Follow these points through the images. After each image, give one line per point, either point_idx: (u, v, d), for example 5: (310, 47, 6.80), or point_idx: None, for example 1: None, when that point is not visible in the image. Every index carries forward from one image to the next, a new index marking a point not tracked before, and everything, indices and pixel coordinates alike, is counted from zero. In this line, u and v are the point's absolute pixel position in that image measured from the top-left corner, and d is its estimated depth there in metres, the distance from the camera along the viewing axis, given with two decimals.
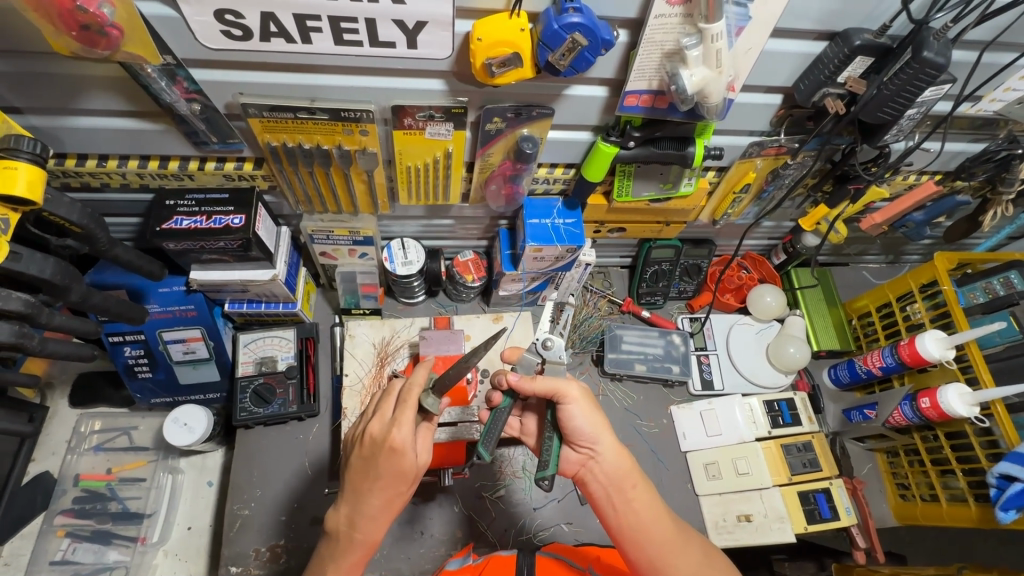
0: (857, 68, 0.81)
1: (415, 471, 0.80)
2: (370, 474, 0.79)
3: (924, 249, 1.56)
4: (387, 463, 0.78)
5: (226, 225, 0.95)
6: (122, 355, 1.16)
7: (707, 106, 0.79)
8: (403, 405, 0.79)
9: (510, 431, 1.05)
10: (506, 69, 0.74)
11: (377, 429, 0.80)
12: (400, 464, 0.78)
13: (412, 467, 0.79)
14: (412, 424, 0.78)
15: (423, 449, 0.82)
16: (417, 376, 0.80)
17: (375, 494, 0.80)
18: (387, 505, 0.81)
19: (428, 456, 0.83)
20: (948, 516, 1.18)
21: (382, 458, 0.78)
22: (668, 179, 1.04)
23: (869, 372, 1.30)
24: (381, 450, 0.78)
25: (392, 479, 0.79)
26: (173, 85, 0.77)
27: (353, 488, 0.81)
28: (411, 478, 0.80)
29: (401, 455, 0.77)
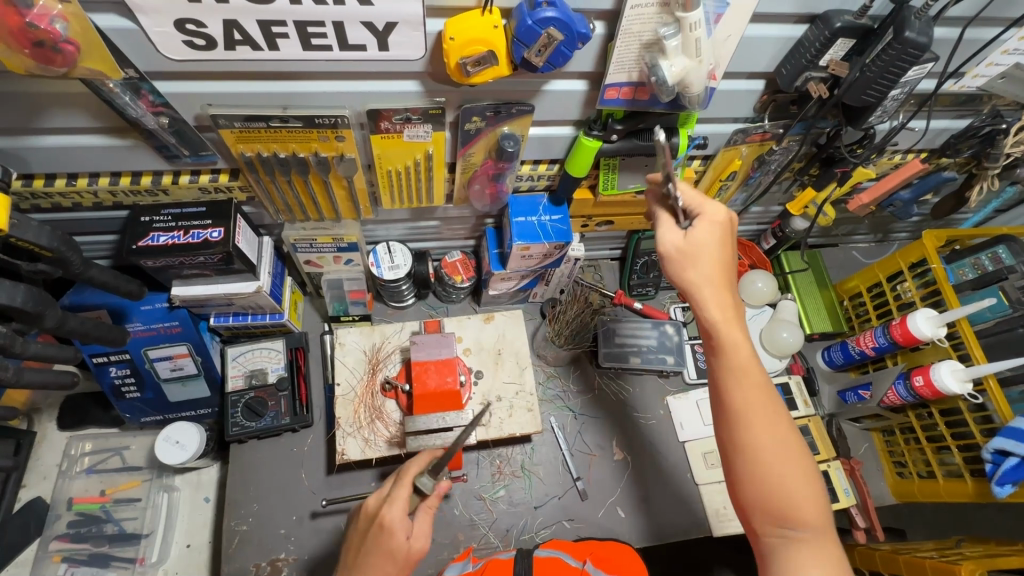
0: (840, 51, 0.79)
1: (406, 555, 0.77)
2: (360, 552, 0.79)
3: (912, 226, 1.56)
4: (375, 543, 0.77)
5: (205, 239, 0.93)
6: (108, 375, 1.14)
7: (689, 96, 0.78)
8: (398, 483, 0.81)
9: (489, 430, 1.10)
10: (481, 68, 0.72)
11: (372, 505, 0.82)
12: (388, 544, 0.76)
13: (404, 548, 0.77)
14: (403, 502, 0.78)
15: (420, 534, 0.79)
16: (417, 456, 0.84)
17: (361, 574, 0.77)
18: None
19: (422, 542, 0.79)
20: (945, 492, 1.19)
21: (372, 536, 0.78)
22: (654, 170, 1.03)
23: (863, 353, 1.30)
24: (372, 527, 0.79)
25: (378, 559, 0.76)
26: (138, 99, 0.75)
27: (346, 563, 0.81)
28: (399, 562, 0.76)
29: (388, 535, 0.76)
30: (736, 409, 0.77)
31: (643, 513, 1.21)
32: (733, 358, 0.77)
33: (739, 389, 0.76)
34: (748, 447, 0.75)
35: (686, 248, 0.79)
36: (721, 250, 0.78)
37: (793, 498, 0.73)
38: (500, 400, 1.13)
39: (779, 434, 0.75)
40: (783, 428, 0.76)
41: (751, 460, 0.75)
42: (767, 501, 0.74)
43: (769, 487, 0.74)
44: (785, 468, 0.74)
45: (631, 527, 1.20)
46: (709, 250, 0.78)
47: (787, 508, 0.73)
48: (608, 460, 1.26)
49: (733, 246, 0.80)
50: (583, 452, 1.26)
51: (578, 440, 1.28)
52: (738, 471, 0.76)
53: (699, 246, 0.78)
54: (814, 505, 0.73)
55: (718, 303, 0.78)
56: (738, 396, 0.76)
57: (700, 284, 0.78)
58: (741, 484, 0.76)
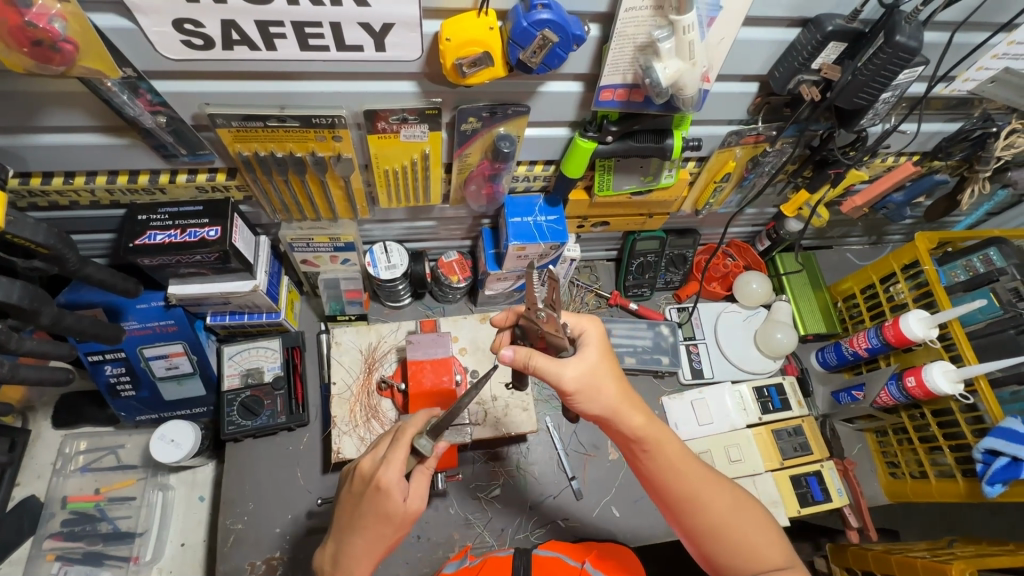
0: (831, 54, 0.80)
1: (402, 515, 0.79)
2: (357, 512, 0.80)
3: (906, 229, 1.58)
4: (373, 503, 0.78)
5: (202, 237, 0.93)
6: (104, 373, 1.14)
7: (683, 98, 0.79)
8: (397, 445, 0.80)
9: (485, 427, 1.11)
10: (477, 69, 0.72)
11: (367, 467, 0.82)
12: (385, 506, 0.77)
13: (401, 510, 0.78)
14: (400, 464, 0.78)
15: (416, 494, 0.81)
16: (416, 416, 0.83)
17: (356, 534, 0.80)
18: (371, 548, 0.80)
19: (418, 503, 0.80)
20: (937, 492, 1.20)
21: (369, 497, 0.78)
22: (649, 171, 1.03)
23: (856, 354, 1.31)
24: (368, 488, 0.79)
25: (375, 520, 0.78)
26: (136, 98, 0.75)
27: (341, 525, 0.83)
28: (395, 522, 0.79)
29: (386, 496, 0.77)
30: (685, 498, 0.82)
31: (637, 512, 1.22)
32: (660, 450, 0.82)
33: (681, 477, 0.82)
34: (707, 528, 0.81)
35: (583, 381, 0.79)
36: (611, 364, 0.82)
37: (761, 553, 0.80)
38: (496, 400, 1.14)
39: (726, 496, 0.83)
40: (725, 488, 0.84)
41: (714, 537, 0.81)
42: (744, 568, 0.80)
43: (741, 550, 0.80)
44: (744, 526, 0.81)
45: (625, 526, 1.20)
46: (602, 369, 0.81)
47: (758, 562, 0.80)
48: (603, 460, 1.27)
49: (614, 358, 0.83)
50: (578, 452, 1.27)
51: (573, 440, 1.28)
52: (709, 552, 0.82)
53: (594, 373, 0.80)
54: (777, 548, 0.81)
55: (632, 408, 0.82)
56: (683, 488, 0.81)
57: (614, 395, 0.81)
58: (715, 557, 0.82)
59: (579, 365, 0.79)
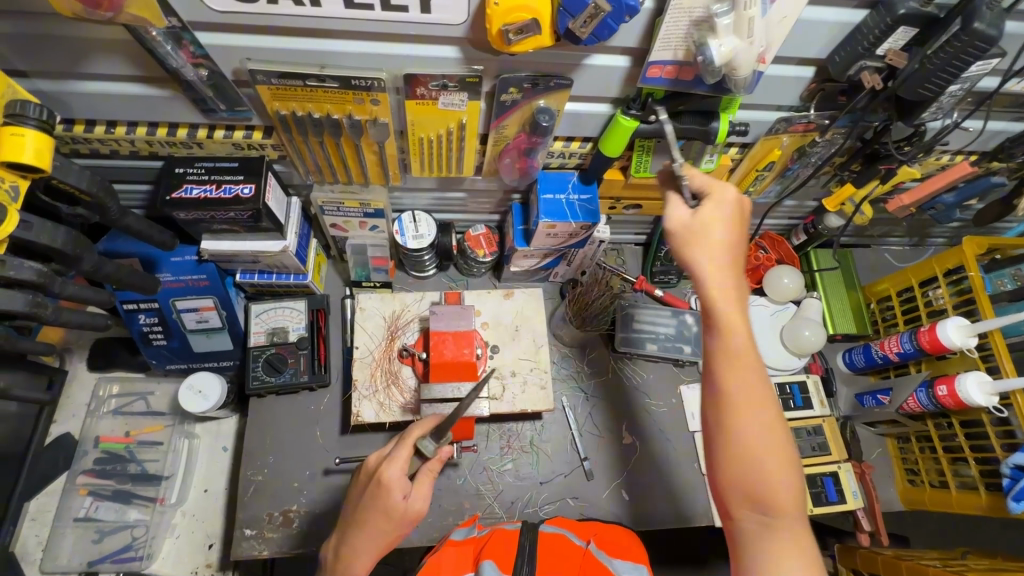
0: (899, 40, 0.75)
1: (407, 512, 0.81)
2: (359, 509, 0.83)
3: (950, 232, 1.52)
4: (374, 499, 0.81)
5: (237, 194, 0.94)
6: (137, 322, 1.18)
7: (735, 79, 0.75)
8: (401, 444, 0.84)
9: (503, 401, 1.12)
10: (524, 36, 0.70)
11: (373, 463, 0.87)
12: (386, 501, 0.80)
13: (401, 506, 0.81)
14: (403, 463, 0.82)
15: (419, 495, 0.83)
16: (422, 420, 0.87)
17: (358, 534, 0.81)
18: (371, 543, 0.81)
19: (420, 502, 0.82)
20: (956, 503, 1.18)
21: (371, 493, 0.82)
22: (689, 156, 1.00)
23: (885, 357, 1.28)
24: (372, 484, 0.83)
25: (375, 516, 0.81)
26: (179, 49, 0.75)
27: (346, 522, 0.85)
28: (399, 518, 0.81)
29: (387, 492, 0.80)
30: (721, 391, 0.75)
31: (645, 497, 1.22)
32: (726, 325, 0.75)
33: (728, 371, 0.74)
34: (725, 433, 0.74)
35: (685, 227, 0.79)
36: (717, 226, 0.78)
37: (767, 488, 0.71)
38: (514, 374, 1.14)
39: (762, 415, 0.73)
40: (765, 402, 0.73)
41: (728, 445, 0.74)
42: (740, 484, 0.72)
43: (747, 462, 0.72)
44: (764, 449, 0.72)
45: (634, 510, 1.21)
46: (716, 220, 0.78)
47: (761, 490, 0.71)
48: (617, 443, 1.27)
49: (735, 219, 0.79)
50: (591, 434, 1.27)
51: (587, 422, 1.29)
52: (718, 457, 0.75)
53: (700, 220, 0.78)
54: (790, 487, 0.71)
55: (716, 276, 0.76)
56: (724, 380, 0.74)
57: (713, 251, 0.77)
58: (717, 465, 0.74)
59: (689, 210, 0.80)
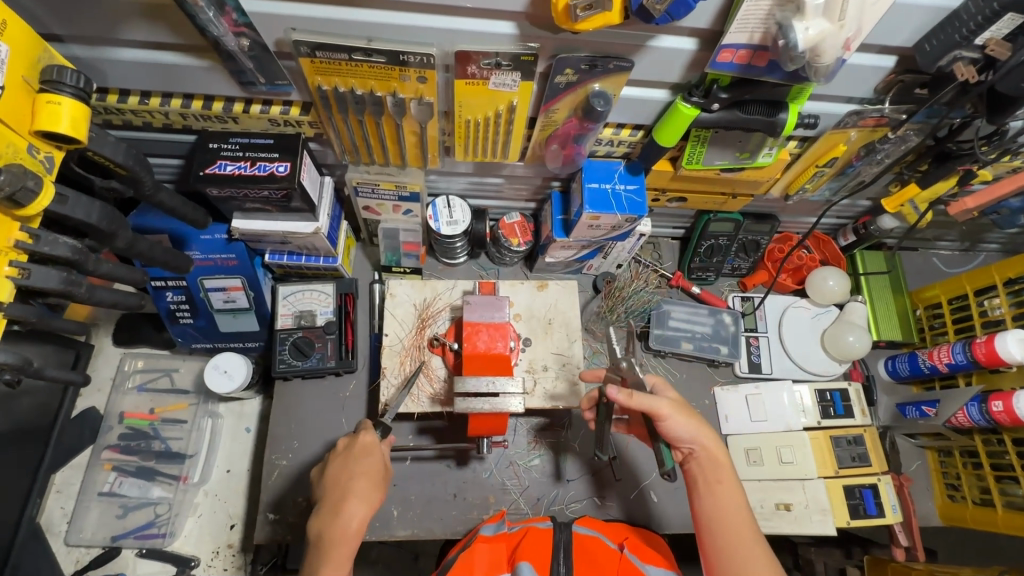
0: (1002, 28, 0.69)
1: (384, 468, 0.91)
2: (343, 477, 0.88)
3: (1007, 238, 1.44)
4: (356, 461, 0.90)
5: (271, 172, 0.90)
6: (165, 299, 1.16)
7: (816, 67, 0.69)
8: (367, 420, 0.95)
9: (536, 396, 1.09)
10: (592, 13, 0.64)
11: (343, 442, 0.94)
12: (374, 458, 0.90)
13: (380, 459, 0.91)
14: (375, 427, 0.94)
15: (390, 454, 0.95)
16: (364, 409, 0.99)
17: (347, 491, 0.86)
18: (371, 497, 0.87)
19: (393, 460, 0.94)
20: (1003, 523, 1.13)
21: (351, 458, 0.90)
22: (746, 148, 0.94)
23: (934, 367, 1.23)
24: (349, 451, 0.91)
25: (364, 473, 0.88)
26: (221, 17, 0.70)
27: (327, 500, 0.87)
28: (381, 474, 0.89)
29: (372, 449, 0.91)
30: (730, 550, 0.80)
31: (673, 500, 1.19)
32: (714, 493, 0.84)
33: (726, 526, 0.81)
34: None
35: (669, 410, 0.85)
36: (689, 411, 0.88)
37: None
38: (547, 370, 1.11)
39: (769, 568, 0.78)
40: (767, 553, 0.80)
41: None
42: None
43: None
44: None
45: (663, 511, 1.18)
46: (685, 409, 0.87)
47: None
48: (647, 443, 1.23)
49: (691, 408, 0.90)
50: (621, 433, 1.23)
51: None
52: None
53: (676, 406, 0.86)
54: None
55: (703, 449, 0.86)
56: (732, 543, 0.80)
57: (691, 427, 0.86)
58: None
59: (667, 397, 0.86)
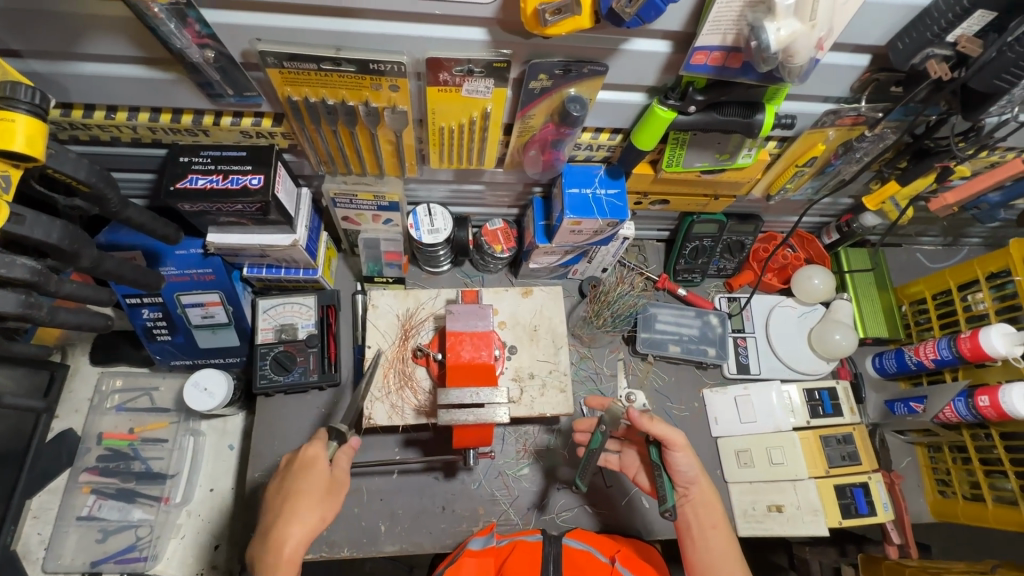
0: (974, 25, 0.69)
1: (327, 482, 0.88)
2: (280, 499, 0.86)
3: (988, 231, 1.45)
4: (295, 480, 0.87)
5: (244, 186, 0.88)
6: (141, 317, 1.13)
7: (790, 68, 0.68)
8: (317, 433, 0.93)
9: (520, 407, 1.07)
10: (561, 17, 0.63)
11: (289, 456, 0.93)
12: (313, 474, 0.87)
13: (324, 471, 0.88)
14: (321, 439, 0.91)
15: (342, 465, 0.91)
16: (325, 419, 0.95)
17: (292, 509, 0.84)
18: (308, 520, 0.84)
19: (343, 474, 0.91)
20: (993, 518, 1.13)
21: (291, 477, 0.88)
22: (726, 149, 0.94)
23: (920, 364, 1.23)
24: (293, 467, 0.89)
25: (298, 492, 0.85)
26: (183, 28, 0.68)
27: (263, 527, 0.86)
28: (320, 490, 0.86)
29: (313, 465, 0.88)
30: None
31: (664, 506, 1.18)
32: (715, 530, 0.92)
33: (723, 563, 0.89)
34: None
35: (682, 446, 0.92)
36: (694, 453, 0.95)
37: None
38: (532, 378, 1.09)
39: None
40: None
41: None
42: None
43: None
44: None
45: (655, 517, 1.16)
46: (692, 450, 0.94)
47: None
48: None
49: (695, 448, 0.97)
50: None
51: None
52: None
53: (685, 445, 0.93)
54: None
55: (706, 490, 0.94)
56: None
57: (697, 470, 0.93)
58: None
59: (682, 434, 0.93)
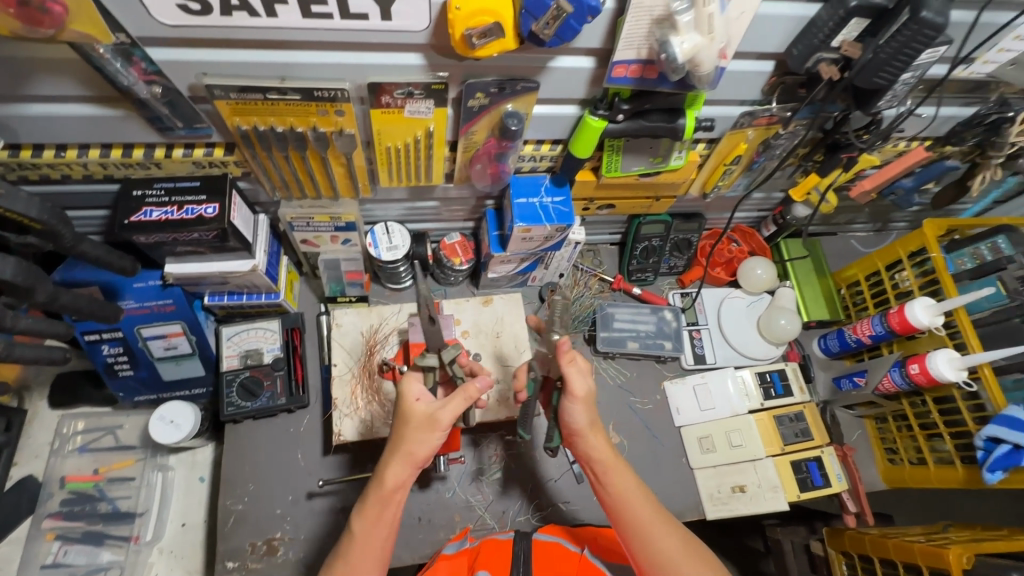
0: (852, 31, 0.78)
1: (431, 422, 0.81)
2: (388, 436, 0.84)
3: (911, 216, 1.57)
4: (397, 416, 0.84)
5: (199, 215, 0.91)
6: (101, 353, 1.13)
7: (699, 75, 0.76)
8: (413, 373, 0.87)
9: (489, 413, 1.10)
10: (488, 40, 0.69)
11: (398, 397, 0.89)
12: (411, 412, 0.82)
13: (422, 410, 0.82)
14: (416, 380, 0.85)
15: (450, 410, 0.81)
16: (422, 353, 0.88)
17: (395, 448, 0.81)
18: (406, 459, 0.81)
19: (448, 416, 0.81)
20: (935, 478, 1.21)
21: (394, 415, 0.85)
22: (658, 153, 1.01)
23: (859, 341, 1.31)
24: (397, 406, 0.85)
25: (399, 428, 0.82)
26: (129, 66, 0.72)
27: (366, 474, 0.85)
28: (427, 429, 0.81)
29: (406, 400, 0.83)
30: (632, 525, 0.84)
31: None
32: (613, 476, 0.86)
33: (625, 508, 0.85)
34: (657, 563, 0.82)
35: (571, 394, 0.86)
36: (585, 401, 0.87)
37: None
38: (498, 382, 1.13)
39: (676, 541, 0.83)
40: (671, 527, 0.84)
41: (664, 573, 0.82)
42: None
43: None
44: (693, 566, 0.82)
45: None
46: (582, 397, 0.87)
47: None
48: None
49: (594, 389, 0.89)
50: None
51: None
52: None
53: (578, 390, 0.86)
54: None
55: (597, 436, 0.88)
56: (629, 517, 0.84)
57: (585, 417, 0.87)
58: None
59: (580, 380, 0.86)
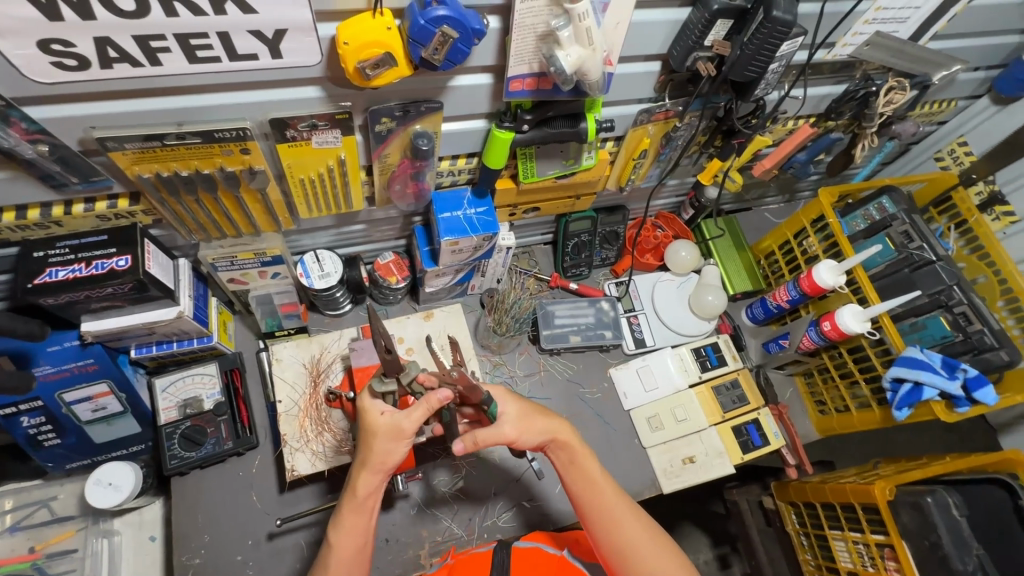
0: (720, 31, 0.84)
1: (399, 431, 0.80)
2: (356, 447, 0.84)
3: (814, 185, 1.71)
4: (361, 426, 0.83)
5: (111, 268, 0.88)
6: (20, 426, 1.05)
7: (589, 83, 0.81)
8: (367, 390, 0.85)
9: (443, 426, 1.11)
10: (381, 70, 0.71)
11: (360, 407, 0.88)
12: (371, 424, 0.81)
13: (387, 422, 0.81)
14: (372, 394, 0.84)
15: (412, 419, 0.80)
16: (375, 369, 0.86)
17: (362, 460, 0.81)
18: (377, 467, 0.81)
19: (411, 425, 0.80)
20: (858, 422, 1.32)
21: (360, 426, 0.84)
22: (569, 155, 1.06)
23: (780, 307, 1.42)
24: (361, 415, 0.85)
25: (366, 441, 0.82)
26: (8, 127, 0.69)
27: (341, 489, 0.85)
28: (394, 437, 0.80)
29: (367, 412, 0.82)
30: (596, 506, 0.88)
31: None
32: (580, 466, 0.90)
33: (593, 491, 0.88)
34: (615, 540, 0.86)
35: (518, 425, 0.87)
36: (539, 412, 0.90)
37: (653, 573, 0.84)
38: None
39: (634, 520, 0.87)
40: (628, 511, 0.88)
41: (621, 552, 0.85)
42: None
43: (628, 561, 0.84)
44: (649, 547, 0.85)
45: None
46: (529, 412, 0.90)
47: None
48: None
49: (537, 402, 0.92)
50: None
51: None
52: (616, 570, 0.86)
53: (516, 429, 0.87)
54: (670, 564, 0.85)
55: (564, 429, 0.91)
56: (595, 498, 0.88)
57: (540, 424, 0.89)
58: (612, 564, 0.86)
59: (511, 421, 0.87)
